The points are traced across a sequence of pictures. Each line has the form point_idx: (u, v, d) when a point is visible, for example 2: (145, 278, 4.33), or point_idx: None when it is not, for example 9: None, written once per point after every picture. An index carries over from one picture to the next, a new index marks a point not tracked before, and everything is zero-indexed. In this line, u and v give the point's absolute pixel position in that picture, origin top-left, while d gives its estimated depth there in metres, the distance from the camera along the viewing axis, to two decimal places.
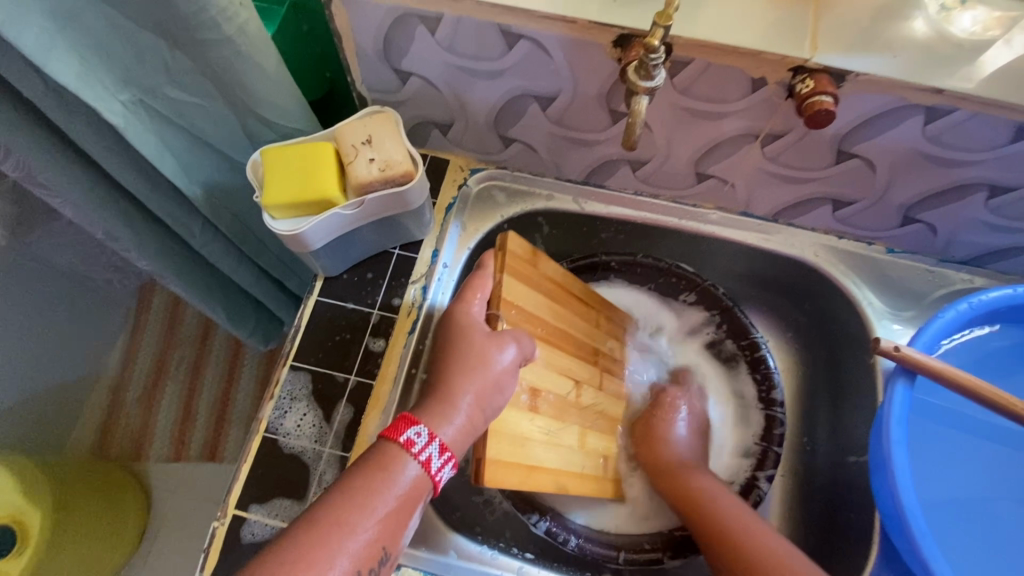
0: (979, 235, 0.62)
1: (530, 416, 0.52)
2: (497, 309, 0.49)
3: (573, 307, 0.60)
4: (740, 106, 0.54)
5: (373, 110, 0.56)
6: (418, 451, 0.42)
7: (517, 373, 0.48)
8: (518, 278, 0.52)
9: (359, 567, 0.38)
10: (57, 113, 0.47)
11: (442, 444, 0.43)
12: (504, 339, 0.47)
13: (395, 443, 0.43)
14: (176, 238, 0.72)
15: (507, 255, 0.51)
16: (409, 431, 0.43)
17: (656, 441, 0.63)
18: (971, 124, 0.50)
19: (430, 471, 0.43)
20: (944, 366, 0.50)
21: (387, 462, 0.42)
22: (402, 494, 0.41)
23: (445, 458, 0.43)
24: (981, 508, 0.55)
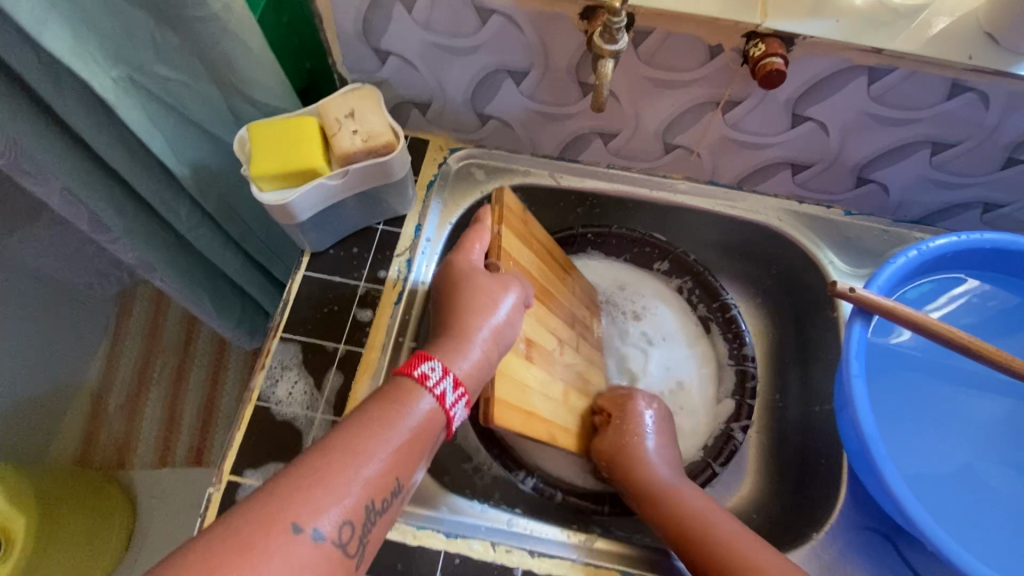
0: (926, 193, 0.67)
1: (528, 365, 0.54)
2: (497, 259, 0.52)
3: (557, 271, 0.63)
4: (701, 74, 0.58)
5: (354, 87, 0.59)
6: (433, 384, 0.43)
7: (520, 317, 0.51)
8: (514, 234, 0.56)
9: (373, 496, 0.38)
10: (49, 89, 0.49)
11: (456, 378, 0.44)
12: (507, 283, 0.51)
13: (410, 376, 0.43)
14: (163, 224, 0.73)
15: (504, 210, 0.55)
16: (423, 366, 0.44)
17: (619, 454, 0.58)
18: (909, 83, 0.55)
19: (445, 405, 0.43)
20: (896, 303, 0.53)
21: (403, 395, 0.42)
22: (416, 426, 0.41)
23: (458, 394, 0.44)
24: (940, 452, 0.58)
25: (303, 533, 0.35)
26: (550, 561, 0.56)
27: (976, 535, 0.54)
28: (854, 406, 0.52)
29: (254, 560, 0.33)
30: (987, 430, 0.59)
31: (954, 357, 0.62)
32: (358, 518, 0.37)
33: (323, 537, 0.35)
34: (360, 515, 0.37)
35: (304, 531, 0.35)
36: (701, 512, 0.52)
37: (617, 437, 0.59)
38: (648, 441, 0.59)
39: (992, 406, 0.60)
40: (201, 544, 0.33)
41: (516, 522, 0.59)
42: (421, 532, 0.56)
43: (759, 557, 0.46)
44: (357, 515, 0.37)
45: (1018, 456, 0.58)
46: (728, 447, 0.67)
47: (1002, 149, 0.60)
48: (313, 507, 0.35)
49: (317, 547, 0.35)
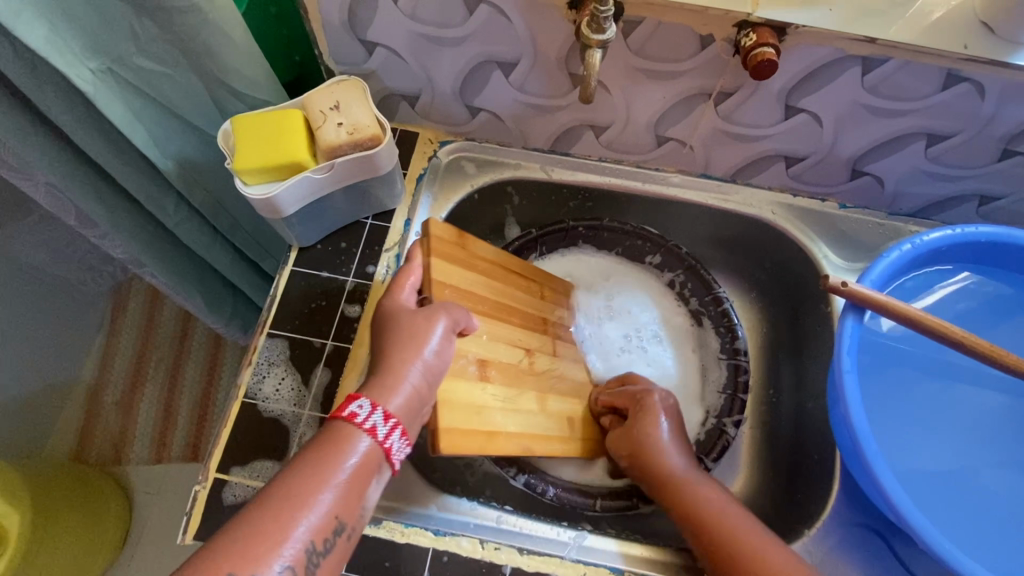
0: (922, 185, 0.66)
1: (483, 386, 0.52)
2: (429, 293, 0.51)
3: (516, 283, 0.61)
4: (691, 65, 0.57)
5: (340, 78, 0.58)
6: (362, 421, 0.42)
7: (450, 343, 0.49)
8: (448, 259, 0.54)
9: (314, 540, 0.38)
10: (27, 80, 0.48)
11: (385, 411, 0.43)
12: (435, 314, 0.48)
13: (339, 417, 0.42)
14: (150, 219, 0.73)
15: (432, 241, 0.53)
16: (352, 405, 0.43)
17: (641, 450, 0.55)
18: (903, 73, 0.54)
19: (378, 440, 0.42)
20: (889, 299, 0.53)
21: (335, 436, 0.41)
22: (355, 464, 0.41)
23: (392, 425, 0.43)
24: (933, 451, 0.57)
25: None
26: (540, 558, 0.56)
27: (968, 533, 0.54)
28: (845, 401, 0.52)
29: None
30: (981, 427, 0.59)
31: (947, 352, 0.61)
32: (300, 563, 0.37)
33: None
34: (302, 559, 0.37)
35: None
36: (707, 500, 0.50)
37: (636, 436, 0.56)
38: (662, 430, 0.55)
39: (986, 402, 0.59)
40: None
41: (505, 519, 0.59)
42: (409, 530, 0.56)
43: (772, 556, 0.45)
44: (298, 559, 0.37)
45: (1011, 451, 0.58)
46: (721, 442, 0.66)
47: (998, 141, 0.59)
48: (249, 560, 0.35)
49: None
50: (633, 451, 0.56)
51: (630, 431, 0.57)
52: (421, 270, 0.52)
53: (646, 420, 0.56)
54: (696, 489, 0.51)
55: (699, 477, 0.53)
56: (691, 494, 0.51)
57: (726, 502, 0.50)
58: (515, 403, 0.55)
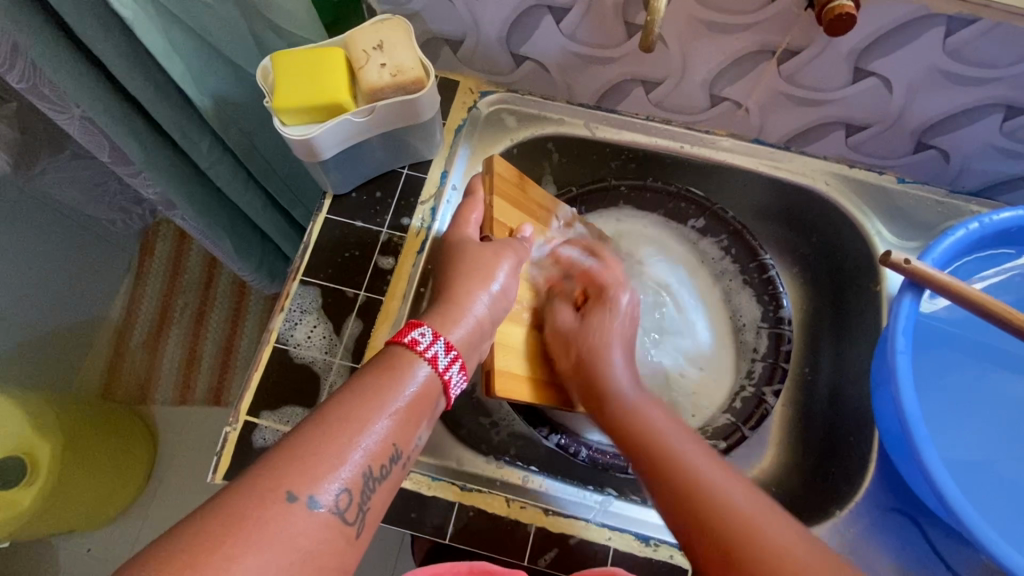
0: (991, 163, 0.62)
1: (531, 330, 0.57)
2: (491, 230, 0.54)
3: (567, 235, 0.61)
4: (759, 17, 0.53)
5: (384, 16, 0.55)
6: (423, 348, 0.43)
7: (513, 285, 0.51)
8: (509, 201, 0.56)
9: (371, 464, 0.37)
10: (65, 3, 0.46)
11: (446, 341, 0.44)
12: (503, 253, 0.51)
13: (400, 343, 0.43)
14: (184, 158, 0.71)
15: (495, 178, 0.55)
16: (413, 333, 0.44)
17: (586, 361, 0.54)
18: (993, 36, 0.50)
19: (438, 370, 0.43)
20: (952, 280, 0.50)
21: (396, 363, 0.42)
22: (414, 392, 0.41)
23: (451, 357, 0.44)
24: (982, 439, 0.55)
25: (298, 502, 0.34)
26: (563, 521, 0.56)
27: (1015, 525, 0.52)
28: (896, 383, 0.50)
29: (253, 530, 0.32)
30: None
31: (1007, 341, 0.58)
32: (357, 486, 0.36)
33: (321, 505, 0.35)
34: (358, 483, 0.37)
35: (299, 499, 0.34)
36: (689, 468, 0.45)
37: (573, 332, 0.55)
38: (617, 341, 0.55)
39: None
40: (202, 514, 0.33)
41: (531, 479, 0.58)
42: (436, 483, 0.56)
43: (746, 510, 0.43)
44: (355, 482, 0.36)
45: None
46: (759, 411, 0.64)
47: None
48: (309, 475, 0.35)
49: (315, 515, 0.34)
50: (584, 373, 0.53)
51: (581, 364, 0.54)
52: (484, 207, 0.55)
53: (592, 346, 0.54)
54: (678, 449, 0.47)
55: (650, 410, 0.50)
56: (669, 448, 0.47)
57: (693, 448, 0.47)
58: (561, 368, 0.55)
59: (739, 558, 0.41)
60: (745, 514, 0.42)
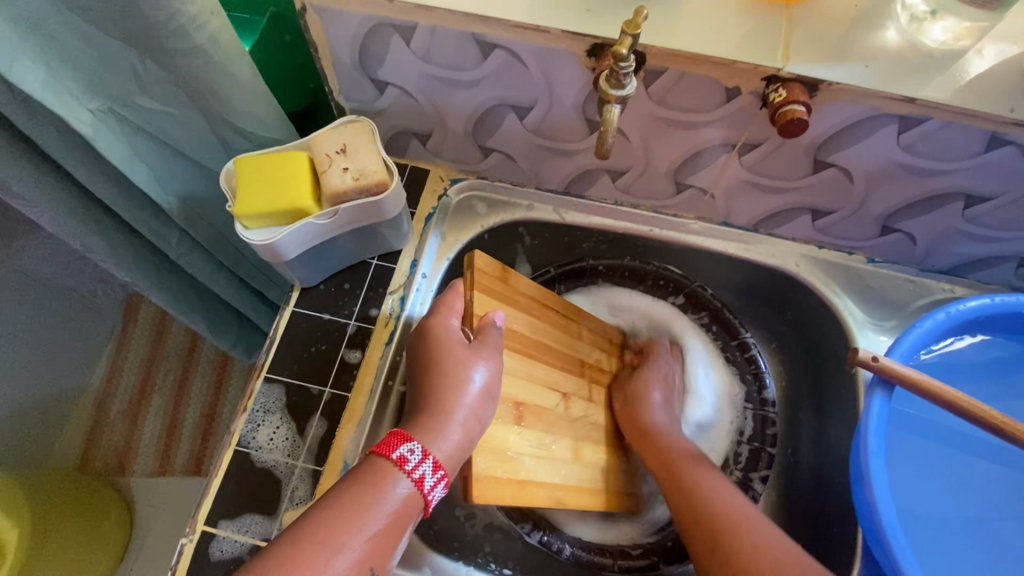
0: (959, 246, 0.62)
1: (517, 429, 0.52)
2: (469, 328, 0.50)
3: (555, 321, 0.58)
4: (716, 115, 0.54)
5: (348, 119, 0.56)
6: (411, 468, 0.43)
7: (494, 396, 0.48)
8: (490, 294, 0.53)
9: None
10: (24, 119, 0.47)
11: (434, 462, 0.44)
12: (473, 361, 0.48)
13: (389, 458, 0.43)
14: (154, 249, 0.71)
15: (476, 274, 0.52)
16: (402, 448, 0.43)
17: (632, 403, 0.60)
18: (946, 133, 0.50)
19: (423, 489, 0.43)
20: (922, 376, 0.49)
21: (381, 479, 0.42)
22: (393, 510, 0.41)
23: (437, 477, 0.44)
24: (979, 541, 0.52)
25: None
26: None
27: None
28: (870, 487, 0.48)
29: None
30: None
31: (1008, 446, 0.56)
32: None
33: None
34: None
35: None
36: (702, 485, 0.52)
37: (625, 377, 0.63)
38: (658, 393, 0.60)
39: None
40: None
41: None
42: None
43: (742, 510, 0.49)
44: None
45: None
46: (747, 498, 0.63)
47: None
48: None
49: None
50: (627, 409, 0.60)
51: (629, 410, 0.60)
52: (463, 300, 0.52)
53: (637, 395, 0.60)
54: (713, 497, 0.50)
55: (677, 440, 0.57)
56: (686, 467, 0.54)
57: (720, 486, 0.52)
58: (550, 462, 0.53)
59: (723, 549, 0.46)
60: (744, 515, 0.48)
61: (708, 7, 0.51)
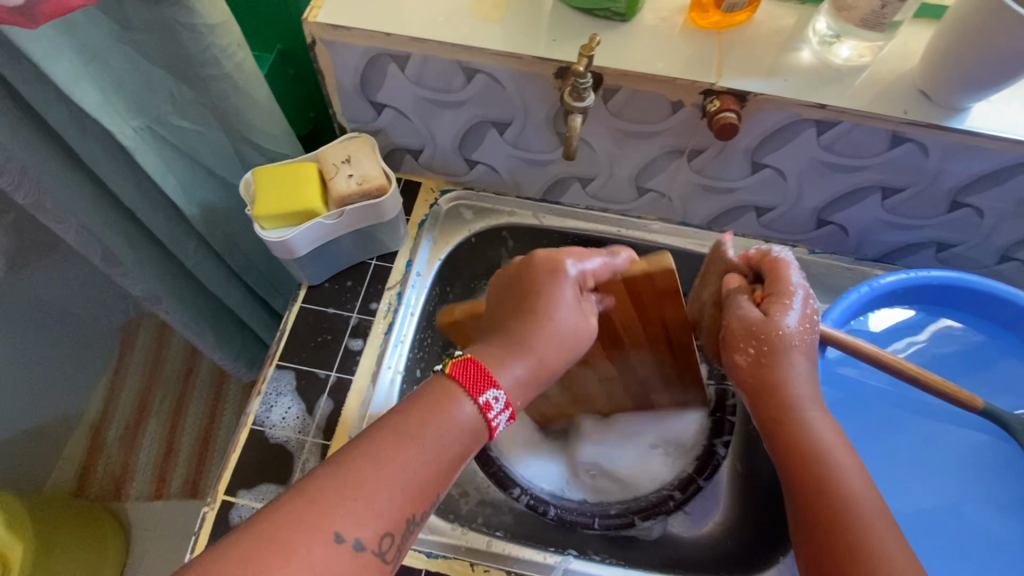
0: (883, 234, 0.72)
1: None
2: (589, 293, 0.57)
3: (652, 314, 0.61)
4: (666, 126, 0.64)
5: (351, 135, 0.65)
6: (493, 415, 0.48)
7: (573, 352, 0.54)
8: (627, 297, 0.59)
9: (414, 508, 0.43)
10: (75, 135, 0.55)
11: (513, 411, 0.49)
12: (567, 310, 0.53)
13: (476, 399, 0.47)
14: (171, 258, 0.78)
15: (636, 276, 0.57)
16: (489, 393, 0.48)
17: (766, 379, 0.53)
18: (856, 134, 0.60)
19: (489, 425, 0.48)
20: (846, 336, 0.58)
21: (448, 410, 0.46)
22: (463, 442, 0.46)
23: (505, 411, 0.49)
24: (903, 478, 0.61)
25: (344, 541, 0.39)
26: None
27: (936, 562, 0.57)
28: None
29: (288, 559, 0.37)
30: (952, 462, 0.62)
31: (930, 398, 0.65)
32: (399, 530, 0.42)
33: (354, 541, 0.40)
34: (400, 526, 0.42)
35: (345, 540, 0.39)
36: (843, 484, 0.48)
37: (756, 326, 0.53)
38: (800, 357, 0.53)
39: (970, 447, 0.63)
40: (228, 542, 0.38)
41: (495, 544, 0.62)
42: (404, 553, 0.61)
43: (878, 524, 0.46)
44: (398, 526, 0.42)
45: (994, 492, 0.60)
46: (712, 462, 0.70)
47: (948, 193, 0.64)
48: (356, 518, 0.40)
49: (356, 554, 0.39)
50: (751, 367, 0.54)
51: (762, 361, 0.53)
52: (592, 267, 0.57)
53: (779, 352, 0.52)
54: (849, 498, 0.47)
55: (822, 420, 0.52)
56: (825, 454, 0.49)
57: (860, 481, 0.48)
58: None
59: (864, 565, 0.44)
60: (880, 532, 0.45)
61: (654, 35, 0.61)
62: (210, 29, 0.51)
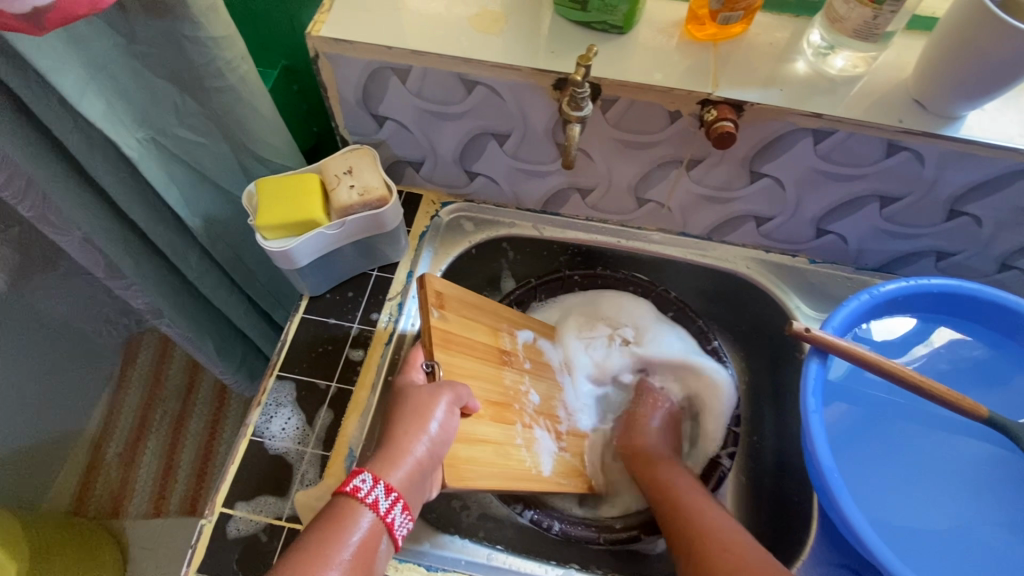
0: (882, 244, 0.72)
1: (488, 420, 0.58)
2: (432, 364, 0.55)
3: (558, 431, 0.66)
4: (663, 136, 0.64)
5: (353, 147, 0.66)
6: (364, 495, 0.46)
7: (454, 426, 0.52)
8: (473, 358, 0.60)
9: None
10: (81, 146, 0.56)
11: (386, 485, 0.47)
12: (440, 394, 0.52)
13: (344, 492, 0.47)
14: (173, 271, 0.79)
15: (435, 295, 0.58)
16: (355, 480, 0.47)
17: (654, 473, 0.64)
18: (852, 143, 0.61)
19: (380, 513, 0.46)
20: (848, 344, 0.57)
21: (339, 515, 0.45)
22: (357, 539, 0.45)
23: (392, 498, 0.47)
24: (905, 487, 0.61)
25: None
26: None
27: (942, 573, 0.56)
28: (810, 439, 0.56)
29: None
30: (956, 472, 0.61)
31: (931, 406, 0.65)
32: None
33: None
34: None
35: None
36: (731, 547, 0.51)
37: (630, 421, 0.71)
38: (653, 419, 0.71)
39: (974, 456, 0.62)
40: None
41: (495, 557, 0.62)
42: (403, 565, 0.59)
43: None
44: None
45: (995, 501, 0.60)
46: (716, 473, 0.70)
47: (945, 202, 0.65)
48: None
49: None
50: (626, 436, 0.70)
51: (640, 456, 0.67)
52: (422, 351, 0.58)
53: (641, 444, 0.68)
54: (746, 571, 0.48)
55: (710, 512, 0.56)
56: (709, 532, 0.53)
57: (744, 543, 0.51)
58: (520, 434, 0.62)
59: None
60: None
61: (650, 48, 0.62)
62: (214, 41, 0.52)
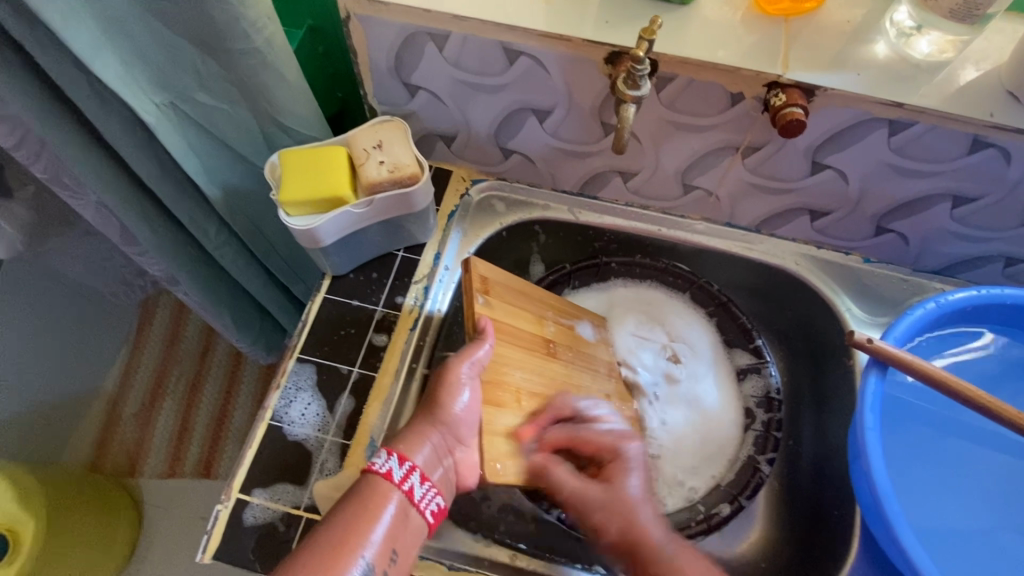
0: (947, 245, 0.67)
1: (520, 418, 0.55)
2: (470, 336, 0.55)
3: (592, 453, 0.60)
4: (721, 119, 0.59)
5: (383, 119, 0.61)
6: (379, 468, 0.48)
7: (479, 402, 0.53)
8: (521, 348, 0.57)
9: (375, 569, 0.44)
10: (95, 108, 0.52)
11: (398, 454, 0.49)
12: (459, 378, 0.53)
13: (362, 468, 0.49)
14: (191, 240, 0.75)
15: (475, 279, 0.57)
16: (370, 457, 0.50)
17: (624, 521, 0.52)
18: (931, 137, 0.55)
19: (398, 483, 0.48)
20: (915, 358, 0.53)
21: (364, 486, 0.47)
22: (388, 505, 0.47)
23: (406, 466, 0.49)
24: (960, 510, 0.56)
25: None
26: None
27: None
28: (866, 459, 0.52)
29: None
30: (1014, 496, 0.57)
31: (967, 413, 0.60)
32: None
33: None
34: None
35: None
36: None
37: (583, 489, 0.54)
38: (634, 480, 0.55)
39: (1009, 464, 0.59)
40: None
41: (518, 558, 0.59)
42: (424, 562, 0.57)
43: None
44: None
45: None
46: (754, 480, 0.65)
47: None
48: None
49: None
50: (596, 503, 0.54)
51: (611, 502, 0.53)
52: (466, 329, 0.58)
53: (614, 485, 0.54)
54: None
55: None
56: None
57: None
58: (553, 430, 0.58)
59: None
60: None
61: (714, 22, 0.56)
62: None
